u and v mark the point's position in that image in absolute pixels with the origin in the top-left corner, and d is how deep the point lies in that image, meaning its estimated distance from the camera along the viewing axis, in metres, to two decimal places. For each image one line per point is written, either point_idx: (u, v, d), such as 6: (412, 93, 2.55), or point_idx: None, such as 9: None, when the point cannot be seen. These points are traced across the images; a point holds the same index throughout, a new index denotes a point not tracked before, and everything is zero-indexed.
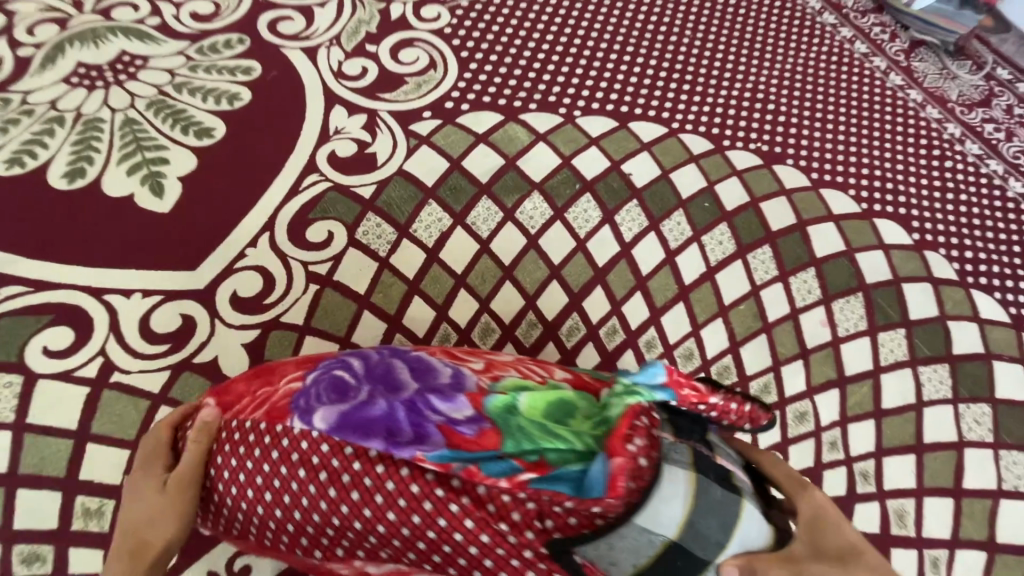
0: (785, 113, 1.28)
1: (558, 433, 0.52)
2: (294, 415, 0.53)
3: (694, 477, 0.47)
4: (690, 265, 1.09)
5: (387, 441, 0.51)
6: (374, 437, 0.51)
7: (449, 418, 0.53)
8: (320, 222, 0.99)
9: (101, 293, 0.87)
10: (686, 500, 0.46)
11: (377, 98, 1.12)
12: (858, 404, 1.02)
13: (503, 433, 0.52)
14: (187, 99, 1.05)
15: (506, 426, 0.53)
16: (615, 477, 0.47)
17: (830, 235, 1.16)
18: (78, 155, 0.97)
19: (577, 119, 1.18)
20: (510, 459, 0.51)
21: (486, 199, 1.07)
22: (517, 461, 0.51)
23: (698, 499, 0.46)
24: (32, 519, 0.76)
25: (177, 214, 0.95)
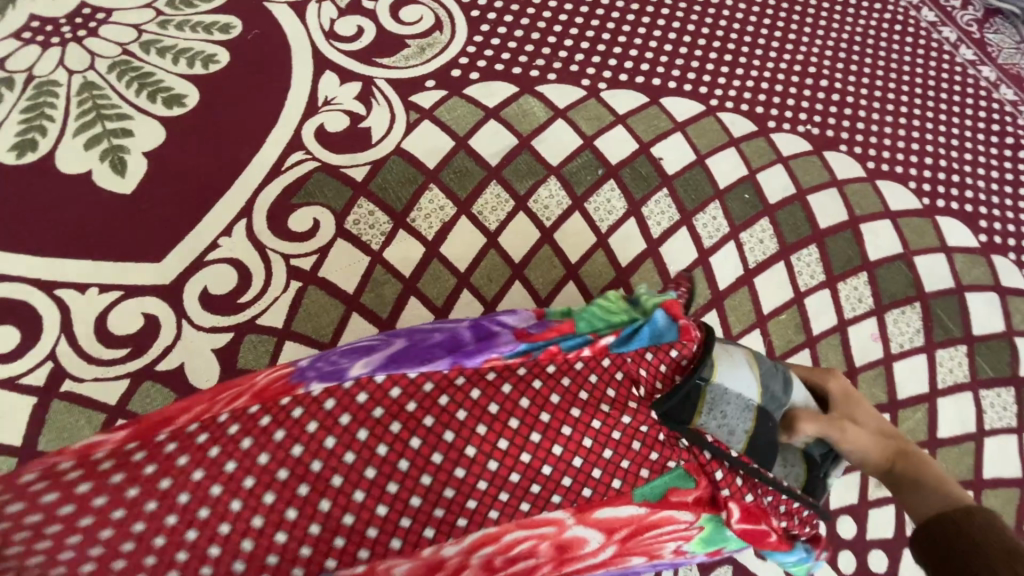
0: (842, 90, 1.11)
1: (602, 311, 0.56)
2: (321, 378, 0.48)
3: (749, 351, 0.59)
4: (726, 267, 0.95)
5: (453, 356, 0.50)
6: (440, 357, 0.50)
7: (511, 325, 0.54)
8: (304, 208, 0.87)
9: (52, 288, 0.77)
10: (750, 365, 0.57)
11: (373, 64, 0.98)
12: (911, 432, 0.91)
13: (569, 322, 0.54)
14: (156, 61, 0.91)
15: (566, 317, 0.55)
16: (682, 326, 0.54)
17: (885, 235, 1.01)
18: (29, 124, 0.85)
19: (602, 93, 1.03)
20: (583, 336, 0.53)
21: (495, 184, 0.94)
22: (589, 336, 0.53)
23: (757, 367, 0.57)
24: None
25: (141, 197, 0.83)
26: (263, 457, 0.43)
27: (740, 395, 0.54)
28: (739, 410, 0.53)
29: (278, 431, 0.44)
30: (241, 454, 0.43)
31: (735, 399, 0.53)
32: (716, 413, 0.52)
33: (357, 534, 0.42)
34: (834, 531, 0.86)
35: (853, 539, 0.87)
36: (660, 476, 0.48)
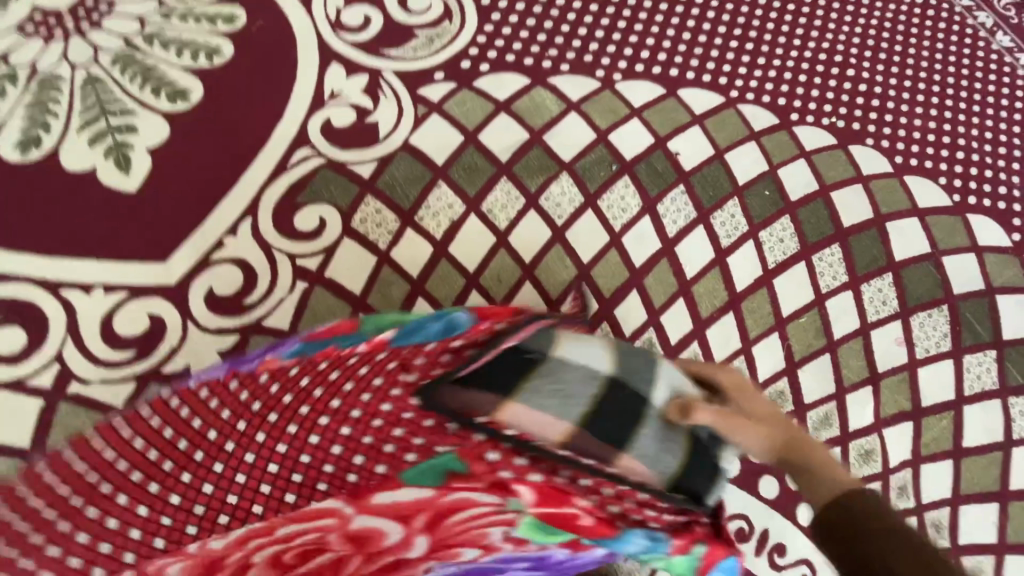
0: (869, 81, 1.05)
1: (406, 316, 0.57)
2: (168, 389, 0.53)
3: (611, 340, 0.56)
4: (745, 267, 0.92)
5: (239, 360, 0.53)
6: (246, 361, 0.52)
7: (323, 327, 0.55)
8: (310, 206, 0.85)
9: (58, 288, 0.77)
10: (602, 347, 0.54)
11: (380, 55, 0.95)
12: (935, 440, 0.86)
13: (362, 322, 0.56)
14: (160, 54, 0.89)
15: (371, 320, 0.56)
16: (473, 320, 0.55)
17: (912, 233, 0.97)
18: (32, 120, 0.83)
19: (617, 84, 0.99)
20: (368, 335, 0.53)
21: (505, 180, 0.91)
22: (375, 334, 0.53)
23: (616, 347, 0.55)
24: None
25: (146, 195, 0.82)
26: (165, 462, 0.47)
27: (574, 368, 0.51)
28: (569, 383, 0.49)
29: (177, 437, 0.49)
30: (146, 465, 0.47)
31: (572, 369, 0.50)
32: (536, 385, 0.49)
33: (204, 523, 0.44)
34: None
35: None
36: (436, 456, 0.45)
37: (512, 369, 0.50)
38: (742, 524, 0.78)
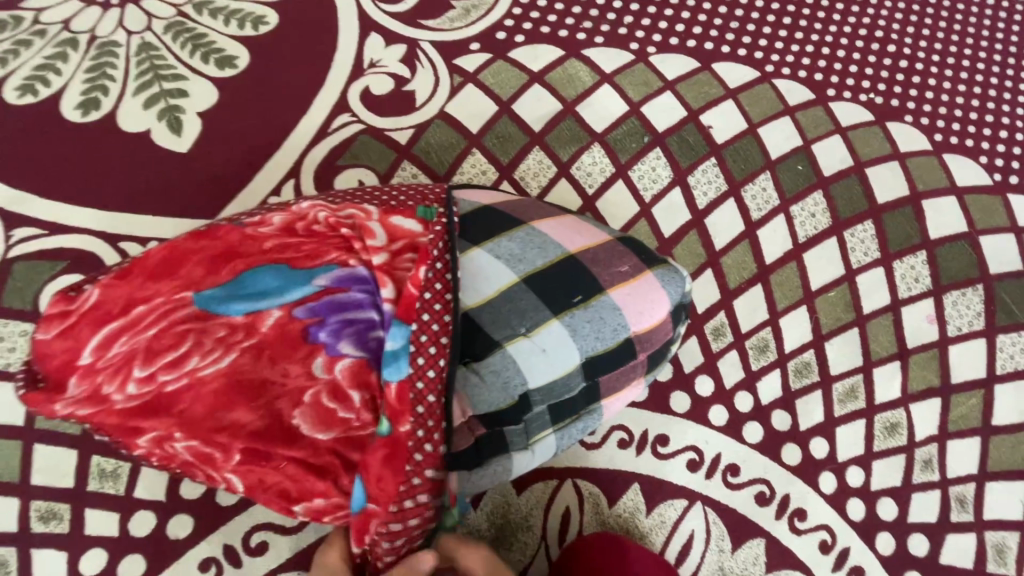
0: (910, 57, 1.03)
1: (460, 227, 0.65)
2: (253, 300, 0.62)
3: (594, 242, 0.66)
4: (775, 241, 0.92)
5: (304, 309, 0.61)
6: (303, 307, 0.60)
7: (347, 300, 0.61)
8: (350, 169, 0.88)
9: (116, 241, 0.81)
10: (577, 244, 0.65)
11: (417, 26, 0.97)
12: (963, 417, 0.86)
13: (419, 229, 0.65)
14: (209, 22, 0.93)
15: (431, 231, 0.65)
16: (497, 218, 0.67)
17: (948, 212, 0.96)
18: (92, 83, 0.88)
19: (651, 57, 0.99)
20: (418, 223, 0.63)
21: (538, 149, 0.93)
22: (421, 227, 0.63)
23: (588, 251, 0.65)
24: (50, 476, 0.69)
25: (196, 155, 0.86)
26: (243, 217, 0.63)
27: (545, 237, 0.65)
28: (536, 243, 0.64)
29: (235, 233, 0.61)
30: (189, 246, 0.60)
31: (544, 241, 0.64)
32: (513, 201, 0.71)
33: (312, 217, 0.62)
34: (874, 514, 0.81)
35: (893, 520, 0.81)
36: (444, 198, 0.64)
37: (484, 227, 0.64)
38: (762, 489, 0.80)
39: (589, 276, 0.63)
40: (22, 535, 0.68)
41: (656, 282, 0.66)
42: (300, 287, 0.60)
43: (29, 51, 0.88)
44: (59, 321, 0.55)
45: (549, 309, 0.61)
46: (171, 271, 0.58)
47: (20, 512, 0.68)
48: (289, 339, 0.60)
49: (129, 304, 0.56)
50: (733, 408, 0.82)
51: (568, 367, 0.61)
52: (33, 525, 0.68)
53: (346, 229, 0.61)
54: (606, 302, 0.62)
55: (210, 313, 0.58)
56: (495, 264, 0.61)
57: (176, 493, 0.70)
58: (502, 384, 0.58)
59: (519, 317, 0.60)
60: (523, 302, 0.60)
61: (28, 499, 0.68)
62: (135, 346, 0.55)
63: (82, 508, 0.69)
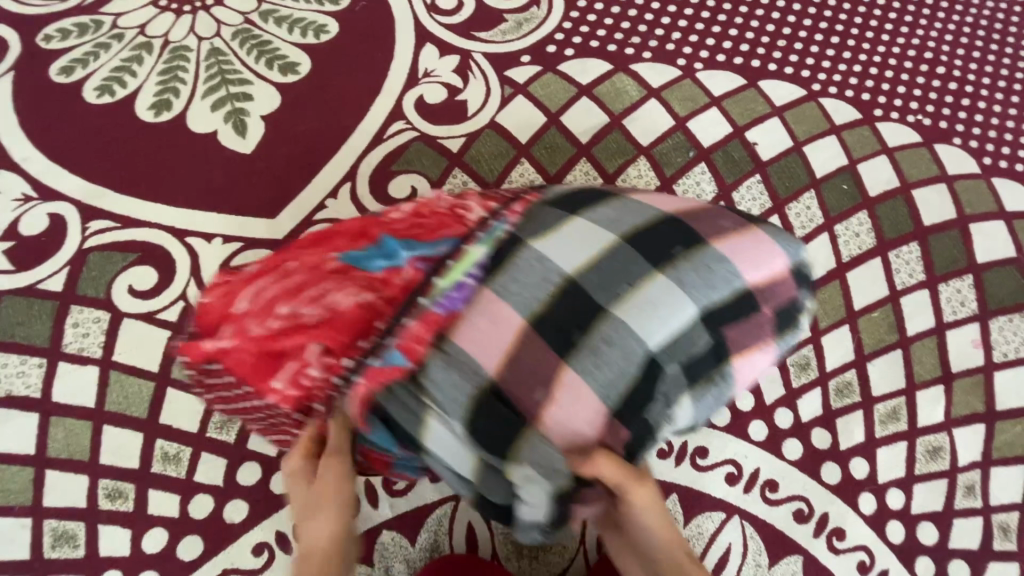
0: (960, 79, 1.03)
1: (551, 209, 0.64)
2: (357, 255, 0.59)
3: (697, 206, 0.61)
4: (819, 259, 0.92)
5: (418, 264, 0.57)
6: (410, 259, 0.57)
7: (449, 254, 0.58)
8: (403, 174, 0.91)
9: (183, 236, 0.85)
10: (678, 209, 0.60)
11: (471, 38, 1.00)
12: (1008, 445, 0.85)
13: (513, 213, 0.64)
14: (273, 30, 0.97)
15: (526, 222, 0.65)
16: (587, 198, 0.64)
17: (997, 237, 0.95)
18: (165, 85, 0.92)
19: (698, 73, 1.01)
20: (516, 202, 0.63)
21: (585, 161, 0.95)
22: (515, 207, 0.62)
23: (688, 213, 0.60)
24: (117, 456, 0.74)
25: (259, 156, 0.90)
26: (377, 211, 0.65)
27: (641, 207, 0.60)
28: (631, 208, 0.59)
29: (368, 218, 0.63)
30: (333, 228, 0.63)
31: (639, 208, 0.59)
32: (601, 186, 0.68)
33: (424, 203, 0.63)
34: (914, 537, 0.81)
35: (933, 545, 0.81)
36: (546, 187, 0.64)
37: (578, 202, 0.60)
38: (801, 506, 0.80)
39: (691, 230, 0.58)
40: (90, 511, 0.73)
41: (765, 237, 0.59)
42: (430, 246, 0.58)
43: (107, 54, 0.93)
44: (218, 287, 0.61)
45: (649, 262, 0.55)
46: (322, 242, 0.61)
47: (89, 488, 0.73)
48: (414, 285, 0.56)
49: (280, 263, 0.60)
50: (773, 424, 0.83)
51: (687, 321, 0.54)
52: (101, 502, 0.73)
53: (461, 208, 0.61)
54: (712, 253, 0.56)
55: (352, 266, 0.57)
56: (593, 230, 0.57)
57: (234, 479, 0.74)
58: (620, 349, 0.53)
59: (624, 278, 0.54)
60: (625, 259, 0.55)
61: (97, 477, 0.73)
62: (280, 289, 0.57)
63: (146, 489, 0.73)
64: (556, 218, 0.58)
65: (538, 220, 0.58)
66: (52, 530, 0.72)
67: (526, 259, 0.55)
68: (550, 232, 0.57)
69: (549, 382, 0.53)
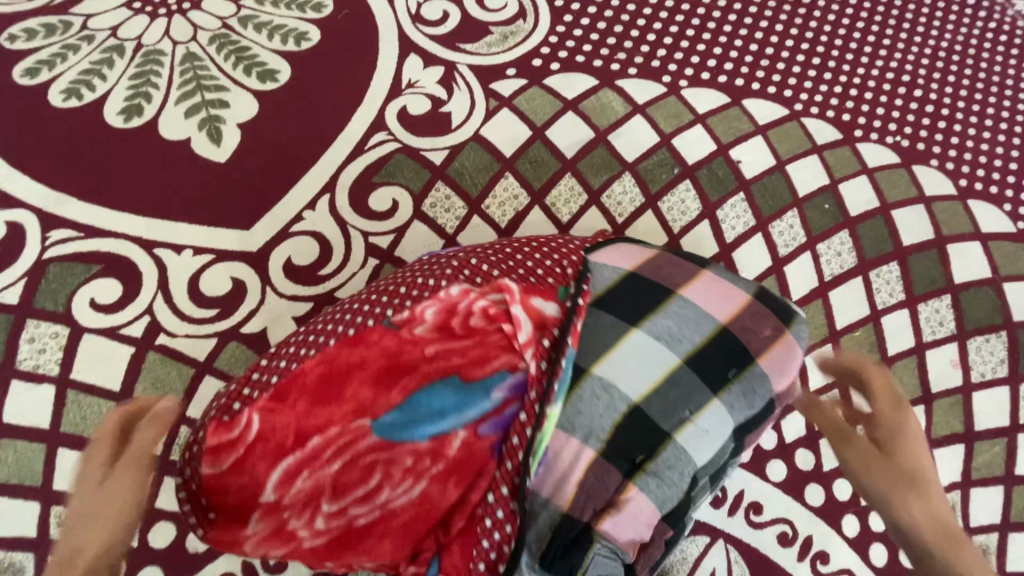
0: (936, 102, 1.05)
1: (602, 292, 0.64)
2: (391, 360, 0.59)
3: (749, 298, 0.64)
4: (801, 278, 0.93)
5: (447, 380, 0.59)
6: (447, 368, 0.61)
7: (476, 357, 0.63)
8: (384, 187, 0.89)
9: (151, 246, 0.81)
10: (735, 306, 0.63)
11: (456, 49, 0.99)
12: (986, 465, 0.86)
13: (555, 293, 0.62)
14: (253, 36, 0.95)
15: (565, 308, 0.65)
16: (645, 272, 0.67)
17: (973, 257, 0.96)
18: (136, 90, 0.89)
19: (683, 90, 1.01)
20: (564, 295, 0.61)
21: (570, 176, 0.94)
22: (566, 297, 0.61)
23: (743, 313, 0.63)
24: (72, 481, 0.70)
25: (234, 165, 0.87)
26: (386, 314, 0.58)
27: (696, 307, 0.62)
28: (691, 318, 0.61)
29: (393, 324, 0.57)
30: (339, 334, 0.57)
31: (700, 316, 0.61)
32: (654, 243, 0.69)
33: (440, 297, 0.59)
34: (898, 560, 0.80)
35: None
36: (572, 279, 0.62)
37: (632, 300, 0.61)
38: (785, 529, 0.79)
39: (744, 348, 0.61)
40: (41, 540, 0.69)
41: (799, 340, 0.64)
42: (479, 402, 0.56)
43: (76, 56, 0.90)
44: (225, 452, 0.52)
45: (710, 388, 0.59)
46: (332, 395, 0.54)
47: (41, 516, 0.69)
48: (473, 462, 0.56)
49: (302, 435, 0.53)
50: (758, 445, 0.82)
51: (729, 445, 0.60)
52: (54, 531, 0.69)
53: (507, 323, 0.58)
54: (758, 371, 0.61)
55: (390, 443, 0.55)
56: (657, 346, 0.59)
57: None
58: (677, 477, 0.57)
59: (685, 403, 0.58)
60: (687, 386, 0.58)
61: (49, 504, 0.69)
62: (318, 481, 0.53)
63: None
64: (615, 330, 0.59)
65: (600, 334, 0.59)
66: None
67: (593, 389, 0.56)
68: (614, 348, 0.58)
69: (616, 493, 0.55)
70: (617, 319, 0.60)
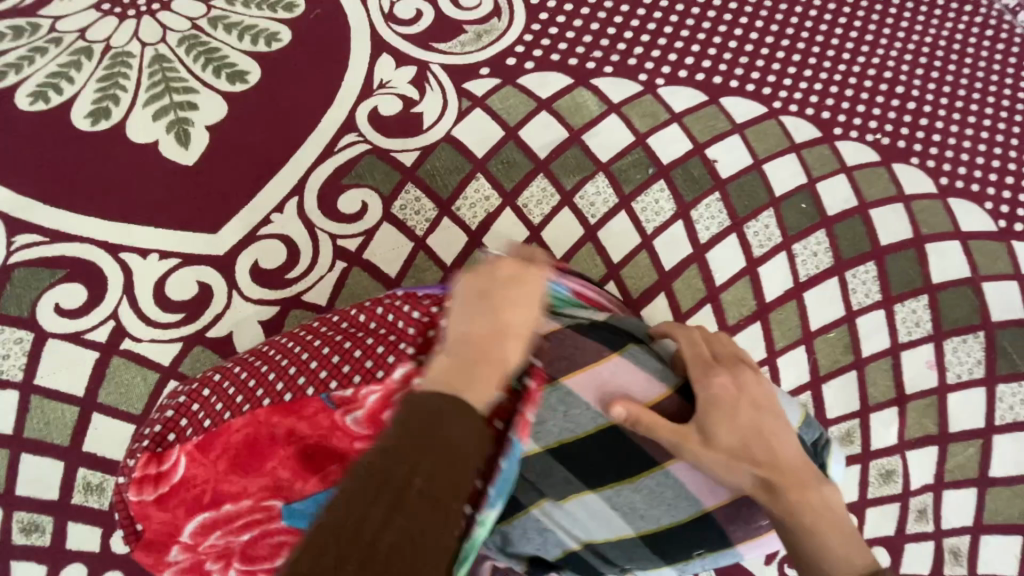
0: (918, 99, 1.03)
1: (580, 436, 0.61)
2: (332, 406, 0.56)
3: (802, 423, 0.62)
4: (776, 279, 0.92)
5: None
6: None
7: None
8: (354, 189, 0.88)
9: (117, 251, 0.80)
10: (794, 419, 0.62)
11: (429, 48, 0.98)
12: (960, 468, 0.86)
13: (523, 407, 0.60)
14: (223, 37, 0.94)
15: None
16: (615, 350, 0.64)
17: (952, 257, 0.95)
18: (104, 92, 0.88)
19: (659, 89, 1.00)
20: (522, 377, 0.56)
21: (542, 177, 0.93)
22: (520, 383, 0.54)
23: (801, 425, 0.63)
24: (35, 487, 0.72)
25: (201, 168, 0.86)
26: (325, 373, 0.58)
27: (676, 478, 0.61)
28: (664, 498, 0.61)
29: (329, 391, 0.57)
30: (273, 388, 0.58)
31: (681, 496, 0.61)
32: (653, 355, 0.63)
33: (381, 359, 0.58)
34: None
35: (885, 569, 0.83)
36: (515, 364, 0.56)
37: (604, 453, 0.61)
38: None
39: (723, 532, 0.61)
40: (5, 546, 0.70)
41: None
42: None
43: (43, 58, 0.89)
44: (152, 482, 0.54)
45: (657, 556, 0.64)
46: (257, 458, 0.55)
47: (4, 522, 0.71)
48: None
49: (216, 496, 0.54)
50: None
51: None
52: (16, 537, 0.71)
53: None
54: (722, 554, 0.63)
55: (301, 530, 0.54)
56: (613, 515, 0.62)
57: None
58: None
59: (629, 558, 0.65)
60: (633, 551, 0.64)
61: (12, 511, 0.70)
62: (228, 545, 0.54)
63: (65, 522, 0.71)
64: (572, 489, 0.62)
65: (556, 487, 0.62)
66: None
67: (529, 526, 0.64)
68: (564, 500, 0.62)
69: None
70: (571, 476, 0.62)
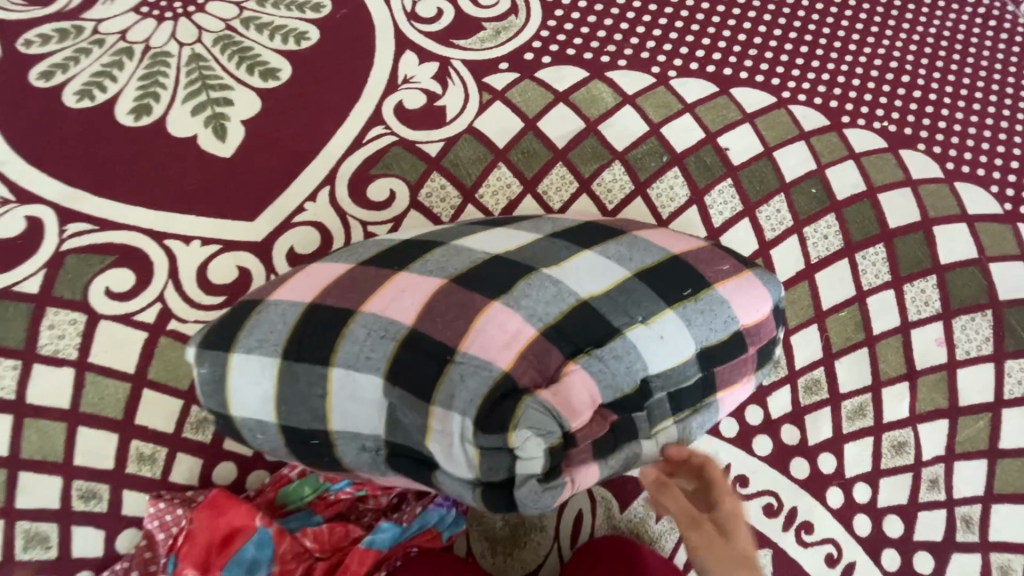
0: (923, 87, 1.07)
1: (570, 228, 0.69)
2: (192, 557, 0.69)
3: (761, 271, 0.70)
4: (787, 261, 0.95)
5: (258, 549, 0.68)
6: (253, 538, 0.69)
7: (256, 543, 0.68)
8: (382, 178, 0.92)
9: (162, 238, 0.85)
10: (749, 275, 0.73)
11: (450, 45, 1.02)
12: (970, 440, 0.89)
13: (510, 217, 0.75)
14: (255, 37, 0.99)
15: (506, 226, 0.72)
16: None
17: (960, 239, 0.98)
18: (145, 90, 0.93)
19: (671, 81, 1.03)
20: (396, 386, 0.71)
21: (561, 165, 0.97)
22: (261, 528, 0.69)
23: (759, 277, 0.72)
24: (91, 458, 0.76)
25: (238, 160, 0.91)
26: None
27: (647, 244, 0.67)
28: (641, 246, 0.66)
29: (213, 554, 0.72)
30: None
31: (652, 249, 0.66)
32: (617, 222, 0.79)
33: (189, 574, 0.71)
34: (879, 530, 0.86)
35: (899, 538, 0.86)
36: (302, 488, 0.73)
37: (589, 236, 0.67)
38: (770, 501, 0.85)
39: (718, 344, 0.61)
40: (63, 512, 0.75)
41: (756, 280, 0.65)
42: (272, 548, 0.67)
43: (88, 59, 0.94)
44: None
45: (663, 300, 0.60)
46: None
47: (64, 490, 0.75)
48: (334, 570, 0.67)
49: None
50: (743, 422, 0.87)
51: (684, 355, 0.59)
52: (75, 504, 0.75)
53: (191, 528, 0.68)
54: (714, 295, 0.62)
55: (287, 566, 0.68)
56: (606, 262, 0.63)
57: (210, 478, 0.78)
58: (625, 368, 0.56)
59: (637, 308, 0.59)
60: (638, 292, 0.60)
61: (71, 479, 0.75)
62: None
63: (121, 489, 0.76)
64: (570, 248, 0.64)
65: (553, 251, 0.64)
66: (23, 532, 0.74)
67: (541, 282, 0.60)
68: (563, 262, 0.62)
69: (556, 372, 0.55)
70: (568, 242, 0.65)
